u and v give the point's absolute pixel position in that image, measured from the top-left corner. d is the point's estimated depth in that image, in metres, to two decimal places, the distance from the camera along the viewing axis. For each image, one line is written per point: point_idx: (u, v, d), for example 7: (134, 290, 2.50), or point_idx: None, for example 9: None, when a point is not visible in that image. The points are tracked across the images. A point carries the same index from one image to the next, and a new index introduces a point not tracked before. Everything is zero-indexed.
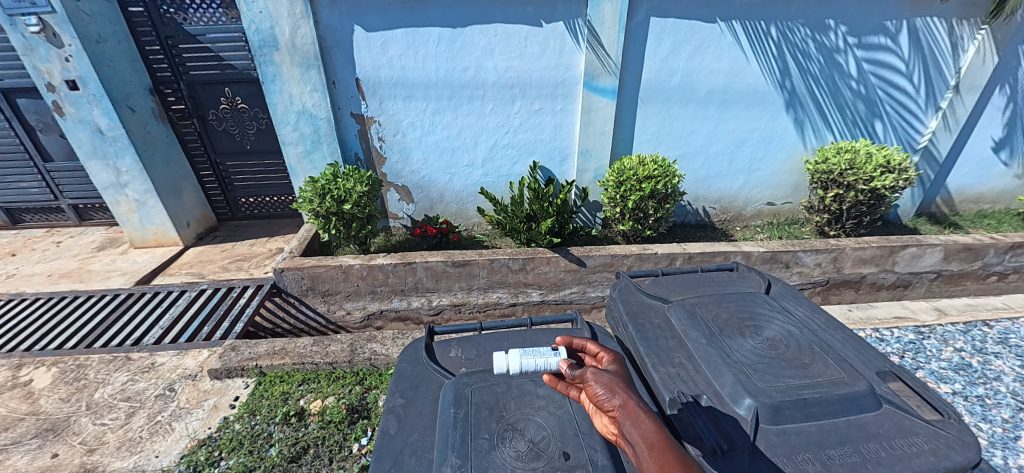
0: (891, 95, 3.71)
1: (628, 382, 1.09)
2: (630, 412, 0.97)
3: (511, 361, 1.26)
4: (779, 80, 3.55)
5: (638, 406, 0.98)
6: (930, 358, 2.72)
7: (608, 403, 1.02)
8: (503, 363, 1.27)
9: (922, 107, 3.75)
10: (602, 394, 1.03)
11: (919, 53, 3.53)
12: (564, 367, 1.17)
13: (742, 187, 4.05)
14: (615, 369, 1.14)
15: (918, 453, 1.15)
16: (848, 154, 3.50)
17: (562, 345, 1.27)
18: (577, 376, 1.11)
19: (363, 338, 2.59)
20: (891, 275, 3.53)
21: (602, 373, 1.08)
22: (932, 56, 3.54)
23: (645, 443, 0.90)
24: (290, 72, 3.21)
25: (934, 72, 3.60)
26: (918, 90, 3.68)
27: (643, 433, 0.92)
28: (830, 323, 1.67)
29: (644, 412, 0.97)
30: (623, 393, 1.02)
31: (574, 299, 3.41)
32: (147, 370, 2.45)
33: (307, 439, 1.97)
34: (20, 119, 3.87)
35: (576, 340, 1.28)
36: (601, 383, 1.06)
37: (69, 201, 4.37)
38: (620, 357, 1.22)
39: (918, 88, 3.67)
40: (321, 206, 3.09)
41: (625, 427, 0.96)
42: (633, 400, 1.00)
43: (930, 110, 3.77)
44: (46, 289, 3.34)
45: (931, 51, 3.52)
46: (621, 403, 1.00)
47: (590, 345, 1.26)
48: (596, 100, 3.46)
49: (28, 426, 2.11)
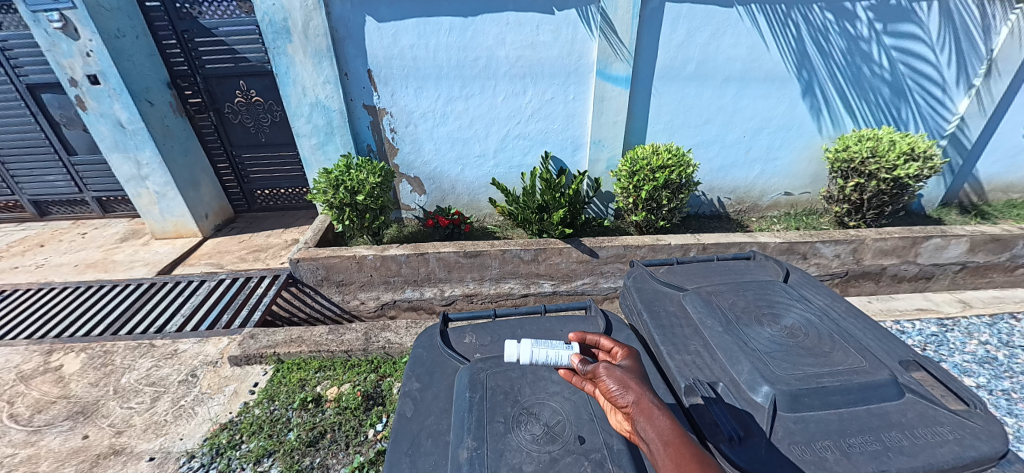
0: (919, 80, 3.54)
1: (641, 378, 1.08)
2: (644, 409, 0.95)
3: (523, 351, 1.19)
4: (799, 66, 3.43)
5: (652, 403, 0.96)
6: (954, 350, 2.64)
7: (621, 399, 1.00)
8: (514, 352, 1.20)
9: (950, 92, 3.59)
10: (615, 390, 1.02)
11: (949, 35, 3.36)
12: (576, 361, 1.16)
13: (759, 176, 3.95)
14: (628, 365, 1.14)
15: (942, 443, 1.11)
16: (870, 141, 3.38)
17: (576, 341, 1.26)
18: (590, 370, 1.10)
19: (377, 327, 2.62)
20: (914, 266, 3.42)
21: (614, 368, 1.07)
22: (963, 38, 3.38)
23: (660, 441, 0.89)
24: (303, 64, 3.23)
25: (964, 55, 3.44)
26: (946, 75, 3.52)
27: (659, 431, 0.90)
28: (851, 311, 1.63)
29: (658, 408, 0.95)
30: (637, 389, 1.00)
31: (586, 290, 3.40)
32: (170, 357, 2.53)
33: (324, 424, 2.01)
34: (45, 114, 3.98)
35: (590, 336, 1.28)
36: (614, 379, 1.04)
37: (93, 194, 4.50)
38: (633, 352, 1.21)
39: (946, 72, 3.51)
40: (335, 197, 3.12)
41: (639, 424, 0.94)
42: (647, 397, 0.98)
43: (959, 95, 3.61)
44: (73, 279, 3.47)
45: (961, 32, 3.36)
46: (635, 399, 0.98)
47: (603, 340, 1.26)
48: (609, 89, 3.40)
49: (60, 409, 2.20)
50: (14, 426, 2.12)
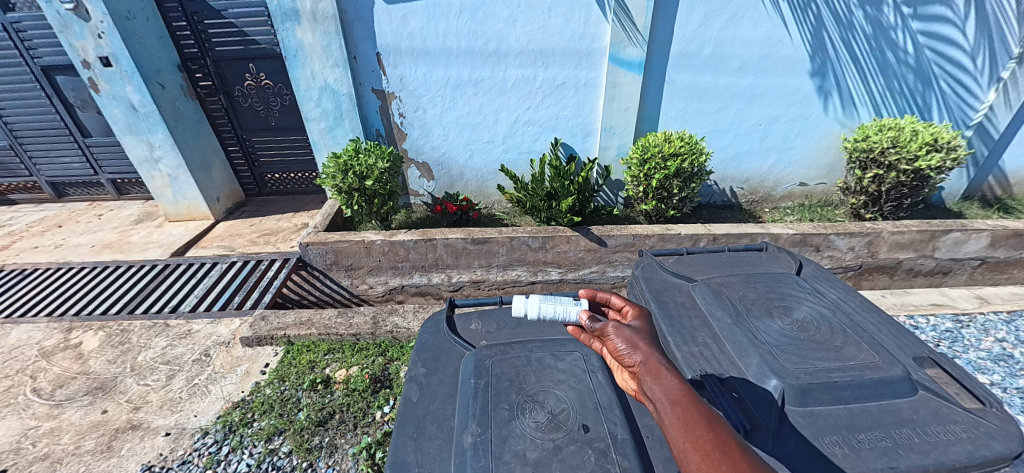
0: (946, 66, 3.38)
1: (651, 338, 1.11)
2: (651, 369, 0.98)
3: (530, 306, 1.29)
4: (820, 53, 3.30)
5: (660, 364, 0.99)
6: (968, 347, 2.58)
7: (629, 359, 1.05)
8: (522, 307, 1.31)
9: (979, 80, 3.42)
10: (623, 349, 1.07)
11: (980, 19, 3.19)
12: (584, 319, 1.23)
13: (773, 166, 3.85)
14: (639, 324, 1.17)
15: (955, 441, 1.09)
16: (891, 131, 3.25)
17: (586, 297, 1.34)
18: (598, 329, 1.16)
19: (385, 311, 2.65)
20: (931, 261, 3.33)
21: (623, 328, 1.12)
22: (994, 23, 3.20)
23: (668, 399, 0.90)
24: (312, 47, 3.19)
25: (995, 40, 3.26)
26: (975, 62, 3.36)
27: (666, 390, 0.92)
28: (865, 306, 1.59)
29: (666, 369, 0.97)
30: (645, 349, 1.04)
31: (593, 279, 3.39)
32: (184, 336, 2.60)
33: (333, 405, 2.05)
34: (60, 96, 4.03)
35: (601, 294, 1.35)
36: (623, 338, 1.10)
37: (108, 176, 4.57)
38: (643, 312, 1.25)
39: (975, 60, 3.35)
40: (344, 182, 3.12)
41: (647, 383, 0.97)
42: (655, 358, 1.01)
43: (988, 83, 3.44)
44: (91, 259, 3.55)
45: (993, 17, 3.18)
46: (642, 359, 1.02)
47: (613, 299, 1.33)
48: (622, 74, 3.31)
49: (81, 384, 2.28)
50: (37, 400, 2.20)
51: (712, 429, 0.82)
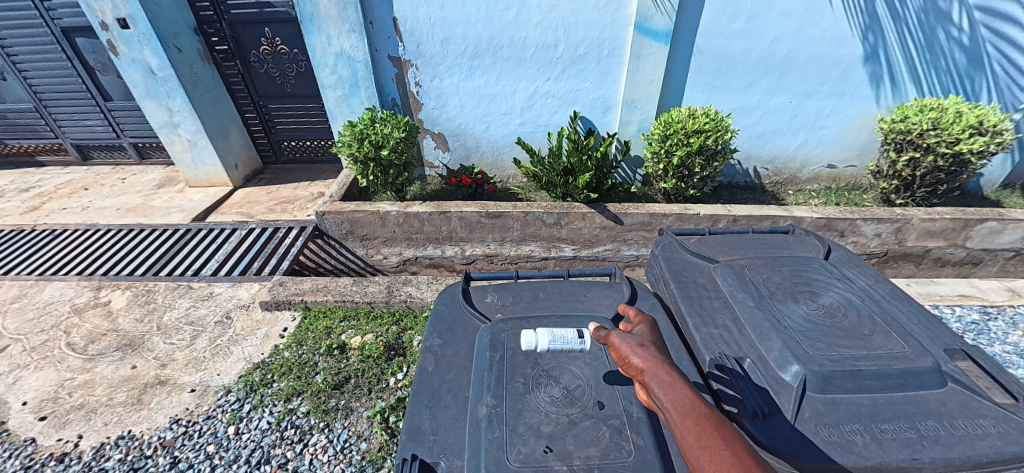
0: (999, 41, 3.08)
1: (656, 345, 1.07)
2: (661, 379, 0.93)
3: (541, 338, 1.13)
4: (864, 24, 3.04)
5: (669, 373, 0.94)
6: (994, 340, 2.48)
7: (635, 368, 1.00)
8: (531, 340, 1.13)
9: None
10: (628, 356, 1.02)
11: None
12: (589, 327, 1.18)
13: (801, 146, 3.65)
14: (642, 330, 1.13)
15: (983, 436, 1.02)
16: (933, 111, 3.00)
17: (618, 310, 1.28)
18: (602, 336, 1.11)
19: (399, 281, 2.68)
20: (960, 251, 3.17)
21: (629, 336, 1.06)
22: None
23: (679, 412, 0.86)
24: (327, 10, 3.08)
25: None
26: None
27: (677, 401, 0.88)
28: (896, 294, 1.52)
29: (676, 379, 0.93)
30: (653, 358, 0.99)
31: (607, 257, 3.34)
32: (207, 298, 2.69)
33: (349, 370, 2.12)
34: (81, 59, 4.04)
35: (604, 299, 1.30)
36: (628, 346, 1.05)
37: (129, 140, 4.63)
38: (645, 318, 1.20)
39: None
40: (360, 150, 3.09)
41: (656, 393, 0.92)
42: (664, 366, 0.97)
43: None
44: (116, 222, 3.66)
45: None
46: (650, 368, 0.97)
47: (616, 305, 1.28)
48: (647, 45, 3.12)
49: (111, 341, 2.39)
50: (71, 353, 2.31)
51: (726, 444, 0.78)
